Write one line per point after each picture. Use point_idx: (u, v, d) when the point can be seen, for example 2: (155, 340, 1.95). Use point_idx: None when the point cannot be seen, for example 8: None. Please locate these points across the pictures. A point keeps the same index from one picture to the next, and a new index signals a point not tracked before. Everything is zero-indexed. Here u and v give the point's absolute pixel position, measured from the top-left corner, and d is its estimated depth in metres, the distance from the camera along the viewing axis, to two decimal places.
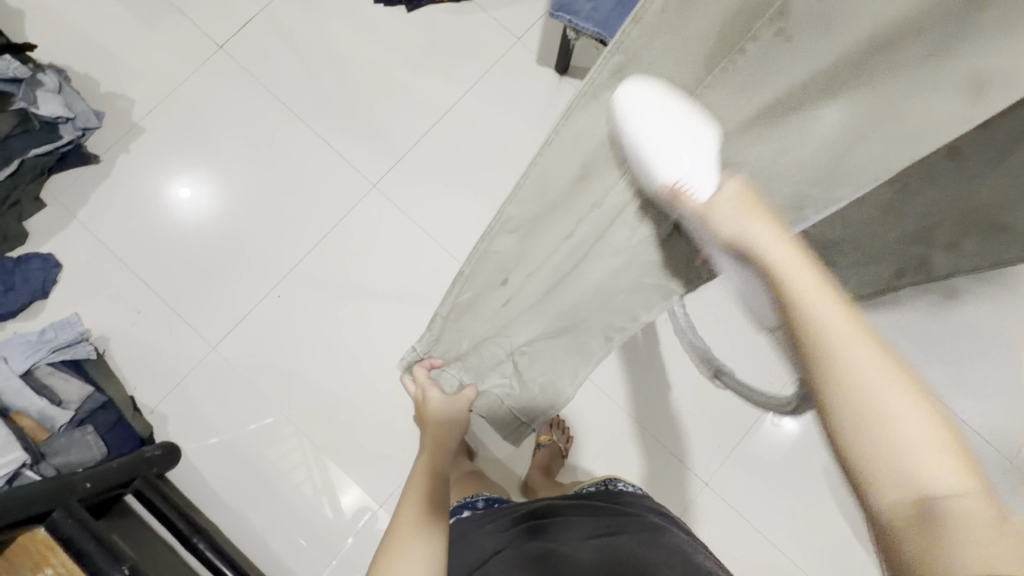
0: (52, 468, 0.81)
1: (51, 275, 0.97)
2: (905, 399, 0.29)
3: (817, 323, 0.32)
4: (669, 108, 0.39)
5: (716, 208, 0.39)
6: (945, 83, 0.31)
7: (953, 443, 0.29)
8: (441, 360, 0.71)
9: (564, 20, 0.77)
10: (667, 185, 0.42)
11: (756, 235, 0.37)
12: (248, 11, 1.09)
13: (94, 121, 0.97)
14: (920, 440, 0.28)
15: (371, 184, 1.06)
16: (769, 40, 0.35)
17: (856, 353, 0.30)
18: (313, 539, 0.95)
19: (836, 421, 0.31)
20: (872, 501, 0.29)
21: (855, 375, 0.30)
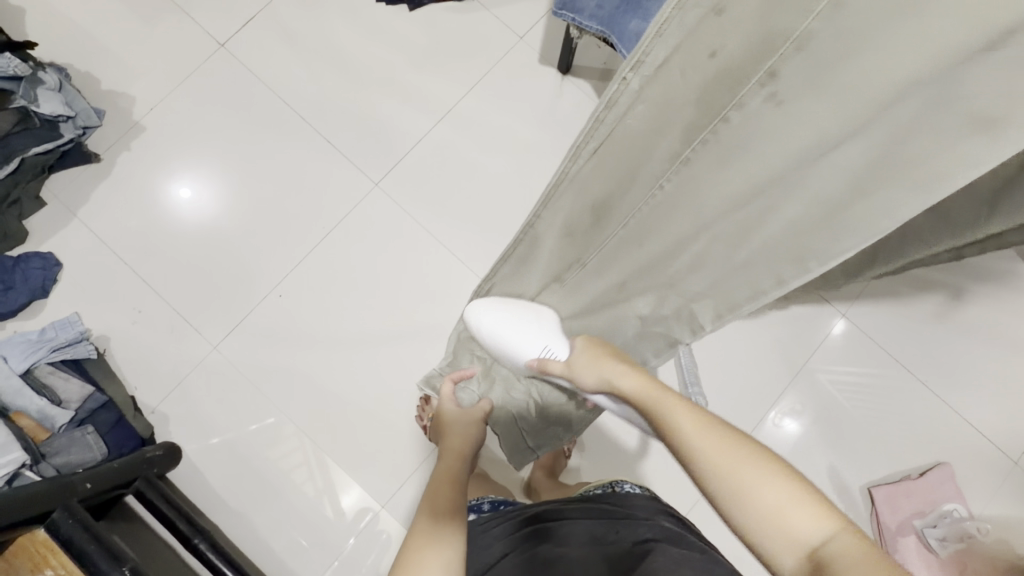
0: (51, 468, 0.80)
1: (51, 274, 0.97)
2: (756, 468, 0.40)
3: (678, 431, 0.45)
4: (512, 312, 0.68)
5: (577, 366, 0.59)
6: (946, 127, 0.30)
7: (801, 491, 0.39)
8: (470, 370, 0.81)
9: (568, 19, 0.77)
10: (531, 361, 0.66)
11: (611, 372, 0.55)
12: (250, 10, 1.09)
13: (95, 119, 0.97)
14: (777, 501, 0.39)
15: (373, 184, 1.05)
16: (760, 102, 0.36)
17: (705, 443, 0.43)
18: (314, 541, 0.94)
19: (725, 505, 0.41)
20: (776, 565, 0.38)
21: (716, 467, 0.42)
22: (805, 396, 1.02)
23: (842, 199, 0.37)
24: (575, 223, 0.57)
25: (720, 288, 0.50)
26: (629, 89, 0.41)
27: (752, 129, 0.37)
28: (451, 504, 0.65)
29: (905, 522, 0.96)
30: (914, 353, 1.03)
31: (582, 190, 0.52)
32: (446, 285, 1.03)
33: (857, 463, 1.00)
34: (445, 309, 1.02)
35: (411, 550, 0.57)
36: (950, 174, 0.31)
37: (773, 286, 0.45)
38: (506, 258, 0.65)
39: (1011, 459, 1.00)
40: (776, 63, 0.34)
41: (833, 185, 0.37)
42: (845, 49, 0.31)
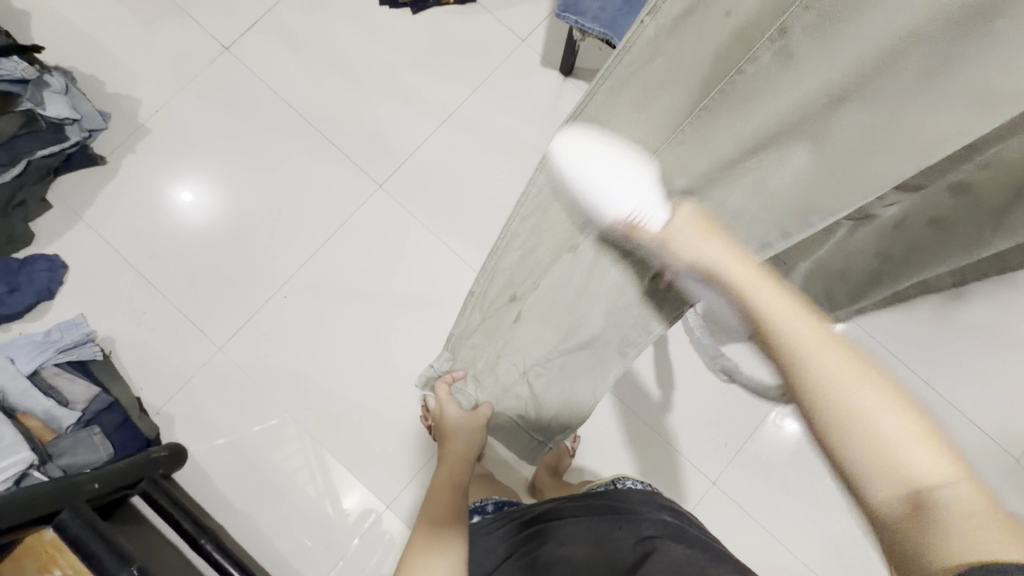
0: (57, 469, 0.80)
1: (57, 276, 0.97)
2: (889, 410, 0.33)
3: (796, 333, 0.37)
4: (601, 155, 0.44)
5: (674, 235, 0.45)
6: (948, 96, 0.30)
7: (928, 428, 0.32)
8: (461, 372, 0.74)
9: (570, 21, 0.77)
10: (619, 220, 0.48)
11: (715, 257, 0.43)
12: (254, 13, 1.09)
13: (100, 122, 0.99)
14: (900, 431, 0.32)
15: (376, 185, 1.06)
16: (770, 59, 0.33)
17: (832, 370, 0.34)
18: (319, 541, 0.95)
19: (824, 419, 0.34)
20: (869, 497, 0.32)
21: (838, 379, 0.34)
22: None
23: (846, 159, 0.37)
24: (568, 196, 0.49)
25: (726, 244, 0.49)
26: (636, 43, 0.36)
27: (763, 89, 0.35)
28: (448, 514, 0.71)
29: None
30: (917, 352, 1.03)
31: (577, 158, 0.46)
32: (450, 285, 1.03)
33: None
34: (448, 309, 1.02)
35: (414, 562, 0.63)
36: (955, 134, 0.33)
37: (779, 239, 0.46)
38: (506, 239, 0.55)
39: (1013, 456, 1.00)
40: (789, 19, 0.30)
41: (840, 150, 0.36)
42: (861, 8, 0.28)
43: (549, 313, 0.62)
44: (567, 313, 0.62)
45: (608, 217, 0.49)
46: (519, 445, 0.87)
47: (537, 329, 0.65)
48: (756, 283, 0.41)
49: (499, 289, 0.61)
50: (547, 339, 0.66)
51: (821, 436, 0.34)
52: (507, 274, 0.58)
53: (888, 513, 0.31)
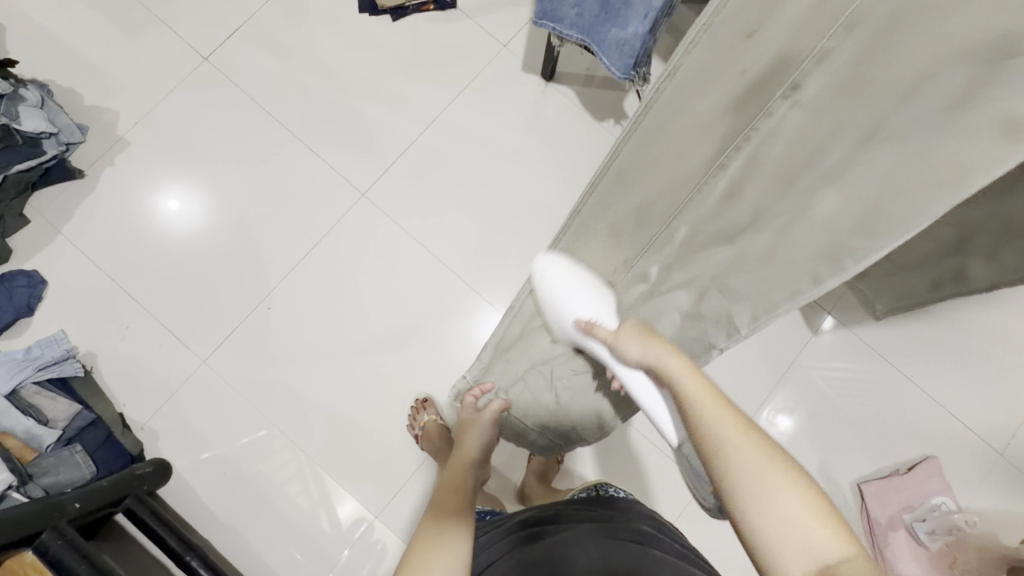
0: (39, 489, 0.79)
1: (36, 292, 0.96)
2: (787, 487, 0.41)
3: (711, 426, 0.45)
4: (579, 277, 0.67)
5: (623, 336, 0.59)
6: (965, 130, 0.33)
7: (835, 519, 0.40)
8: (489, 385, 0.78)
9: (549, 28, 0.78)
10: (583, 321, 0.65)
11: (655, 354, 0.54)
12: (234, 22, 1.09)
13: (77, 135, 0.98)
14: (803, 516, 0.39)
15: (360, 194, 1.05)
16: (785, 108, 0.42)
17: (747, 462, 0.42)
18: (309, 552, 0.94)
19: (730, 498, 0.42)
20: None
21: (736, 460, 0.43)
22: (797, 393, 1.03)
23: (876, 196, 0.39)
24: (612, 204, 0.58)
25: (767, 291, 0.51)
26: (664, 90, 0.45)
27: (779, 130, 0.43)
28: (455, 505, 0.68)
29: (894, 516, 0.97)
30: (901, 348, 1.04)
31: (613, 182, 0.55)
32: (436, 293, 1.03)
33: (848, 460, 1.01)
34: (434, 316, 1.02)
35: (421, 544, 0.59)
36: (985, 167, 0.33)
37: (812, 285, 0.46)
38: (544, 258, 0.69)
39: (996, 450, 1.01)
40: (798, 80, 0.40)
41: (864, 191, 0.40)
42: (863, 75, 0.37)
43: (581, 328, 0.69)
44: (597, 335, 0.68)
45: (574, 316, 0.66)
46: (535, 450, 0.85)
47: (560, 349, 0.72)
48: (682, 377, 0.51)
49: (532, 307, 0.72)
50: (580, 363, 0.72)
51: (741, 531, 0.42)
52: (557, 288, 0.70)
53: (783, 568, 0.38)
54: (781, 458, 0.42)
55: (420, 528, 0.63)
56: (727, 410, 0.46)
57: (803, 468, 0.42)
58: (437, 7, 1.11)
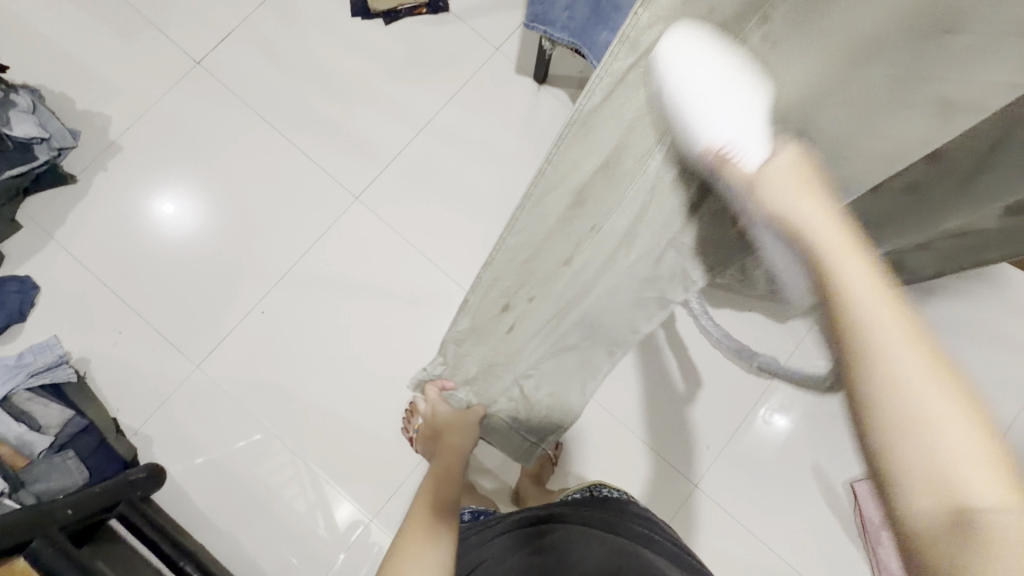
0: (31, 496, 0.79)
1: (28, 298, 0.96)
2: (953, 407, 0.27)
3: (866, 311, 0.29)
4: (728, 75, 0.33)
5: (769, 176, 0.35)
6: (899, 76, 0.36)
7: (1000, 456, 0.26)
8: (451, 381, 0.80)
9: (540, 32, 0.78)
10: (712, 149, 0.36)
11: (805, 212, 0.33)
12: (227, 25, 1.09)
13: (70, 141, 0.96)
14: (964, 446, 0.26)
15: (353, 197, 1.05)
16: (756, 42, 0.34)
17: (905, 365, 0.28)
18: (305, 556, 0.94)
19: (865, 407, 0.29)
20: (906, 512, 0.27)
21: (893, 360, 0.28)
22: (792, 393, 1.03)
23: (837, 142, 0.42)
24: (545, 217, 0.46)
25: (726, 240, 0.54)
26: (614, 68, 0.32)
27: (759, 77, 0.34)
28: (442, 502, 0.70)
29: None
30: None
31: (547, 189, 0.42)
32: (428, 295, 1.03)
33: (842, 459, 1.02)
34: (428, 318, 1.02)
35: (413, 536, 0.62)
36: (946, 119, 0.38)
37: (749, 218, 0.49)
38: (497, 252, 0.50)
39: None
40: (769, 8, 0.32)
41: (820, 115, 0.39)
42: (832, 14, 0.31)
43: (541, 313, 0.63)
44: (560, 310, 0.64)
45: (698, 141, 0.36)
46: (511, 448, 0.86)
47: (532, 343, 0.69)
48: (844, 241, 0.32)
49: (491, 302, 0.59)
50: (552, 339, 0.70)
51: (864, 445, 0.29)
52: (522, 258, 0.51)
53: (915, 519, 0.27)
54: (944, 365, 0.28)
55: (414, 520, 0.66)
56: (892, 295, 0.30)
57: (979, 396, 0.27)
58: (429, 10, 1.11)
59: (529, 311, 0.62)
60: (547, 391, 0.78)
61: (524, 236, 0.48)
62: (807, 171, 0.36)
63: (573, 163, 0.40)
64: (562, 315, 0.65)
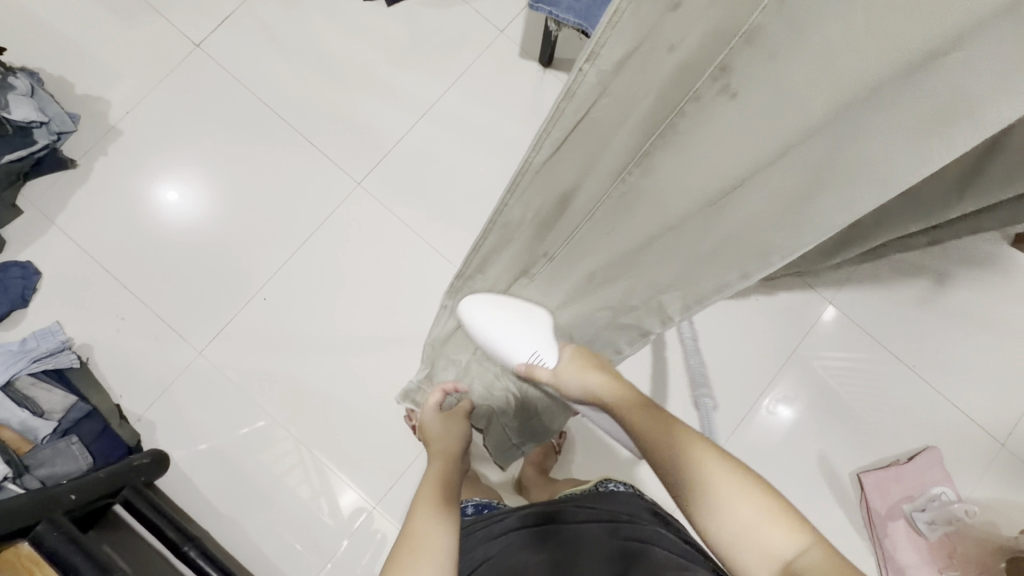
0: (35, 480, 0.80)
1: (30, 283, 0.95)
2: (725, 483, 0.44)
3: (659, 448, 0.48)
4: (504, 313, 0.66)
5: (564, 373, 0.60)
6: (878, 142, 0.30)
7: (784, 510, 0.42)
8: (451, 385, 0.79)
9: (545, 12, 0.74)
10: (522, 364, 0.65)
11: (593, 385, 0.57)
12: (226, 8, 1.07)
13: (69, 125, 0.96)
14: (752, 514, 0.42)
15: (356, 183, 1.04)
16: (717, 95, 0.35)
17: (693, 473, 0.45)
18: (309, 543, 0.94)
19: (701, 512, 0.44)
20: (733, 561, 0.42)
21: (704, 483, 0.45)
22: (798, 384, 1.02)
23: (819, 178, 0.35)
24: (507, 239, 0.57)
25: (697, 280, 0.50)
26: (562, 118, 0.40)
27: (707, 124, 0.37)
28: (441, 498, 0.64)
29: (894, 507, 0.97)
30: (903, 339, 1.03)
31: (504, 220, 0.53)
32: (431, 282, 1.02)
33: (847, 450, 1.01)
34: (431, 307, 1.01)
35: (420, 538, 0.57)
36: (959, 119, 0.27)
37: (738, 279, 0.46)
38: (468, 267, 0.63)
39: (997, 441, 1.00)
40: (727, 57, 0.33)
41: (798, 170, 0.35)
42: (780, 52, 0.30)
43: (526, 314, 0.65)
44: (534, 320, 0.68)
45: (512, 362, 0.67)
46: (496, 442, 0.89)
47: None
48: (622, 400, 0.54)
49: (502, 276, 0.65)
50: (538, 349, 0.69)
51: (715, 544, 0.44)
52: (512, 234, 0.56)
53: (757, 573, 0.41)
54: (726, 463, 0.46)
55: (413, 524, 0.60)
56: (661, 426, 0.50)
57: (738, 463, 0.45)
58: None
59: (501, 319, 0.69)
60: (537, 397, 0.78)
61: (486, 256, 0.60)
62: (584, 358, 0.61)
63: (531, 187, 0.48)
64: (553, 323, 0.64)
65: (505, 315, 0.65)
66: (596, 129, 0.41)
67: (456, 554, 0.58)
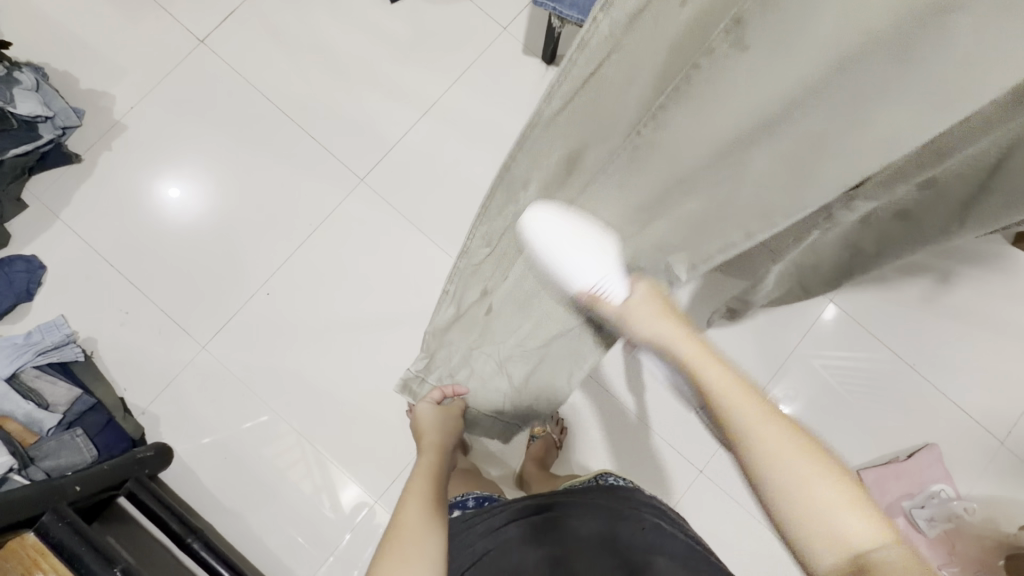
0: (40, 472, 0.80)
1: (36, 277, 0.96)
2: (801, 458, 0.39)
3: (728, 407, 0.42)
4: (579, 234, 0.49)
5: (633, 310, 0.52)
6: (892, 96, 0.28)
7: (859, 497, 0.38)
8: (461, 388, 0.79)
9: (549, 8, 0.75)
10: (585, 291, 0.53)
11: (662, 334, 0.50)
12: (230, 4, 1.07)
13: (74, 119, 0.96)
14: (826, 496, 0.38)
15: (359, 178, 1.04)
16: (726, 50, 0.31)
17: (767, 442, 0.40)
18: (311, 536, 0.95)
19: (766, 483, 0.39)
20: (796, 537, 0.38)
21: (775, 454, 0.39)
22: (798, 382, 1.03)
23: (819, 145, 0.33)
24: (501, 219, 0.56)
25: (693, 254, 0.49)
26: (572, 74, 0.39)
27: (708, 95, 0.33)
28: (433, 499, 0.65)
29: (894, 504, 0.97)
30: (904, 337, 1.03)
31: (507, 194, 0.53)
32: (433, 278, 1.03)
33: (847, 448, 1.01)
34: (433, 303, 1.01)
35: (407, 534, 0.57)
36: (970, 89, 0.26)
37: (743, 239, 0.43)
38: (471, 242, 0.63)
39: (997, 439, 1.01)
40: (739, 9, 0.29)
41: (800, 137, 0.33)
42: (790, 13, 0.27)
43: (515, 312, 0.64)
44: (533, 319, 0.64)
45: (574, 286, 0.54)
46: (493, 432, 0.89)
47: (511, 333, 0.66)
48: (695, 349, 0.48)
49: (486, 269, 0.63)
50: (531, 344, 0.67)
51: (773, 515, 0.39)
52: (507, 215, 0.55)
53: (816, 556, 0.37)
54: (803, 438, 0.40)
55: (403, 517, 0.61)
56: (739, 383, 0.43)
57: (815, 439, 0.40)
58: None
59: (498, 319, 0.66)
60: (537, 385, 0.76)
61: (486, 238, 0.60)
62: (657, 300, 0.53)
63: (535, 152, 0.47)
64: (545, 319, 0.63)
65: (578, 233, 0.49)
66: (600, 93, 0.39)
67: (444, 553, 0.58)
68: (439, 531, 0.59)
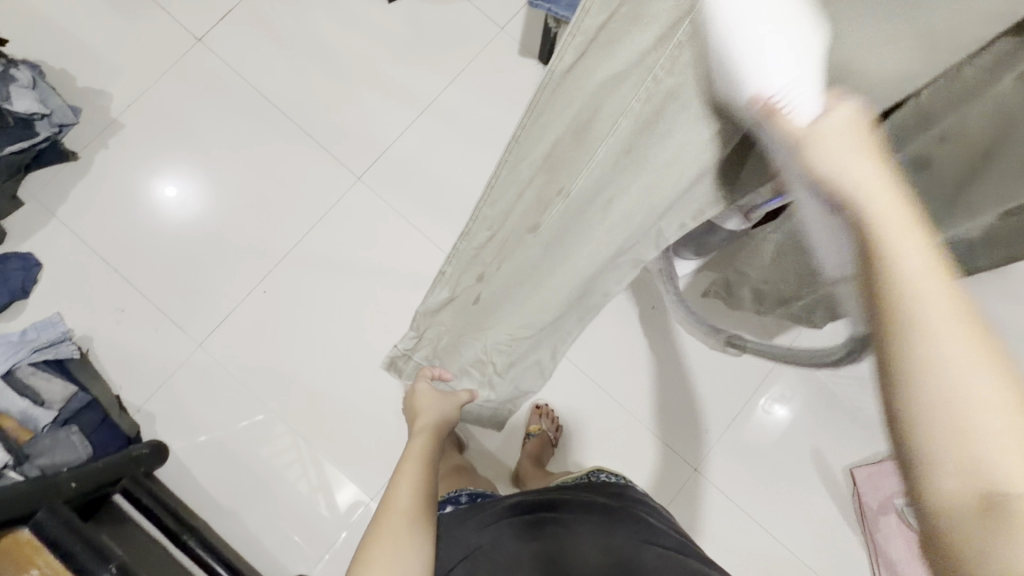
0: (35, 469, 0.79)
1: (32, 275, 0.96)
2: (984, 370, 0.24)
3: (907, 286, 0.25)
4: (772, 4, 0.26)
5: (822, 137, 0.28)
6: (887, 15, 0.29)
7: None
8: (449, 372, 0.81)
9: (545, 9, 0.75)
10: (761, 98, 0.28)
11: (860, 178, 0.28)
12: (228, 2, 1.07)
13: (71, 117, 0.96)
14: (1000, 432, 0.24)
15: (356, 177, 1.05)
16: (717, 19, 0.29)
17: (943, 344, 0.25)
18: (307, 535, 0.95)
19: (907, 390, 0.25)
20: (927, 462, 0.25)
21: (947, 359, 0.25)
22: (793, 381, 1.03)
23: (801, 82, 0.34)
24: (489, 220, 0.54)
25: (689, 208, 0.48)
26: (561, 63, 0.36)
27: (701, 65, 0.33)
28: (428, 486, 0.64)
29: (886, 501, 0.98)
30: None
31: (488, 199, 0.51)
32: (430, 277, 1.03)
33: (841, 447, 1.02)
34: None
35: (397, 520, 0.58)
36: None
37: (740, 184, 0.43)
38: (451, 258, 0.62)
39: None
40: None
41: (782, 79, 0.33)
42: None
43: (511, 292, 0.64)
44: (525, 304, 0.66)
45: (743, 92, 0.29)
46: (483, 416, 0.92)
47: (501, 314, 0.69)
48: (900, 214, 0.27)
49: (469, 271, 0.63)
50: (531, 322, 0.68)
51: (894, 424, 0.26)
52: (490, 222, 0.54)
53: (942, 497, 0.25)
54: (997, 353, 0.25)
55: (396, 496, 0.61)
56: (930, 254, 0.26)
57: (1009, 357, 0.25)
58: None
59: (492, 306, 0.68)
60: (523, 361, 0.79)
61: (470, 245, 0.58)
62: (867, 130, 0.29)
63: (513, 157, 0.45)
64: (540, 297, 0.64)
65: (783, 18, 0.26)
66: (581, 98, 0.38)
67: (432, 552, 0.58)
68: (428, 521, 0.60)
